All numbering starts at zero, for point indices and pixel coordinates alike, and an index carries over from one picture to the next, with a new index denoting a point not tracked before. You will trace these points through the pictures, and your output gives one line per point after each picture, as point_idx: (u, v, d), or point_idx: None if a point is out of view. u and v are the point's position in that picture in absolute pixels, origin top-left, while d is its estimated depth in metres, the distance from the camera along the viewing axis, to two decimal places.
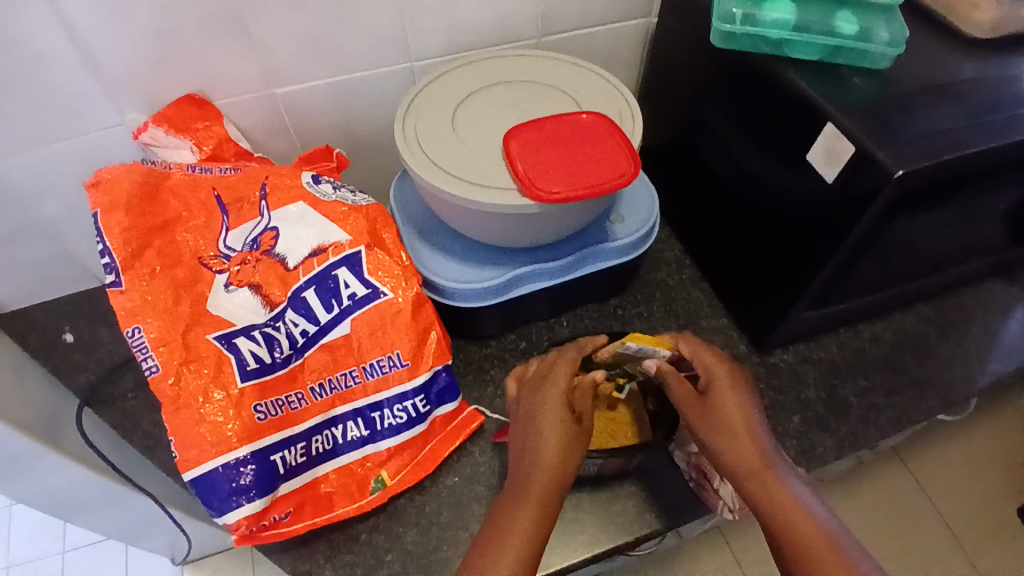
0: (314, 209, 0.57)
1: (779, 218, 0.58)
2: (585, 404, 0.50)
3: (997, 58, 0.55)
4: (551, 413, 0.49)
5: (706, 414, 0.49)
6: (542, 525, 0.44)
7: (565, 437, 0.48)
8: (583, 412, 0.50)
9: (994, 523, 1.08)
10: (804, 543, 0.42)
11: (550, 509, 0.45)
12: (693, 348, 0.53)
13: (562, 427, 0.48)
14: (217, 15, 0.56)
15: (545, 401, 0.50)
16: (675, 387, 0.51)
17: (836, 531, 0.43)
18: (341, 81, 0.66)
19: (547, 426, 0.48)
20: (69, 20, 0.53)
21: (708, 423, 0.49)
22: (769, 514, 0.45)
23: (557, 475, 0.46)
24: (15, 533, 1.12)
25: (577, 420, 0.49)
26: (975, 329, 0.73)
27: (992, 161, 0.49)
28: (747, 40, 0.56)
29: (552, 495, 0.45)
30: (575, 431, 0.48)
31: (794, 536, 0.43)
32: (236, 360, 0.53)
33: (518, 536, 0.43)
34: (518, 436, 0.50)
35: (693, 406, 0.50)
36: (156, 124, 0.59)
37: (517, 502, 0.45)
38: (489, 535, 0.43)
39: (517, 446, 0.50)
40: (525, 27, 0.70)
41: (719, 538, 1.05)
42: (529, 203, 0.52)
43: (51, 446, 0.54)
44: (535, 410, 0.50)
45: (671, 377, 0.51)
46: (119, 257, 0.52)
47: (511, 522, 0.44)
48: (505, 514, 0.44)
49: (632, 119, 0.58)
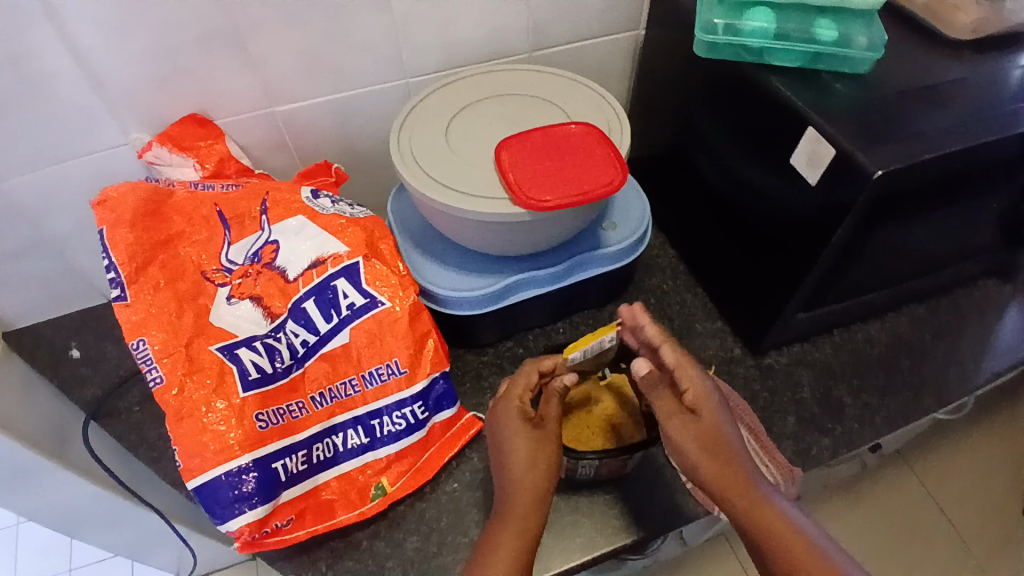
0: (313, 222, 0.59)
1: (767, 222, 0.59)
2: (549, 409, 0.52)
3: (978, 60, 0.56)
4: (518, 429, 0.50)
5: (693, 429, 0.48)
6: (525, 542, 0.45)
7: (535, 451, 0.49)
8: (546, 417, 0.51)
9: (1003, 527, 1.07)
10: (791, 559, 0.44)
11: (533, 525, 0.46)
12: (676, 359, 0.52)
13: (530, 440, 0.49)
14: (218, 37, 0.59)
15: (512, 418, 0.51)
16: (662, 402, 0.50)
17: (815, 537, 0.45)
18: (339, 98, 0.68)
19: (518, 443, 0.49)
20: (76, 44, 0.55)
21: (694, 438, 0.48)
22: (750, 524, 0.46)
23: (534, 490, 0.47)
24: (24, 551, 1.13)
25: (538, 426, 0.51)
26: (971, 328, 0.73)
27: (973, 160, 0.50)
28: (729, 50, 0.58)
29: (533, 510, 0.46)
30: (545, 442, 0.50)
31: (781, 550, 0.44)
32: (238, 369, 0.55)
33: (506, 555, 0.44)
34: (494, 455, 0.51)
35: (679, 421, 0.49)
36: (160, 144, 0.61)
37: (501, 524, 0.46)
38: (475, 555, 0.45)
39: (494, 464, 0.51)
40: (517, 41, 0.72)
41: (723, 545, 1.05)
42: (521, 211, 0.54)
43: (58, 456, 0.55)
44: (504, 428, 0.51)
45: (659, 391, 0.51)
46: (124, 271, 0.54)
47: (498, 542, 0.45)
48: (489, 535, 0.46)
49: (620, 129, 0.60)
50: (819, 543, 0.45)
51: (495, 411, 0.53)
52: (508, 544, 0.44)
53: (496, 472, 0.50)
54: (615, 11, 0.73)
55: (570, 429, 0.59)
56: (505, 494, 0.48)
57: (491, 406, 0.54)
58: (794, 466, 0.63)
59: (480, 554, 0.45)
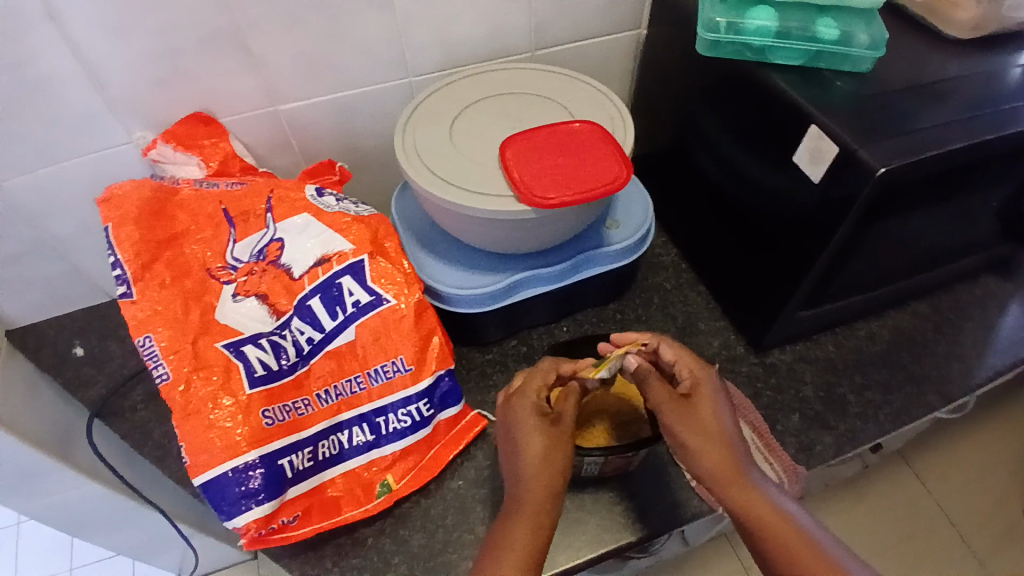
0: (318, 220, 0.59)
1: (770, 220, 0.59)
2: (565, 405, 0.52)
3: (977, 58, 0.57)
4: (533, 425, 0.50)
5: (687, 413, 0.49)
6: (539, 537, 0.44)
7: (549, 449, 0.49)
8: (562, 412, 0.51)
9: (1005, 525, 1.07)
10: (782, 543, 0.42)
11: (546, 521, 0.45)
12: (676, 354, 0.54)
13: (546, 438, 0.49)
14: (222, 36, 0.59)
15: (527, 415, 0.51)
16: (655, 389, 0.51)
17: (816, 533, 0.42)
18: (343, 97, 0.69)
19: (532, 439, 0.49)
20: (80, 44, 0.55)
21: (687, 421, 0.48)
22: (748, 518, 0.44)
23: (548, 486, 0.47)
24: (25, 553, 1.13)
25: (554, 422, 0.51)
26: (972, 324, 0.74)
27: (974, 156, 0.50)
28: (730, 48, 0.59)
29: (547, 506, 0.46)
30: (560, 440, 0.49)
31: (773, 534, 0.42)
32: (244, 366, 0.55)
33: (518, 552, 0.43)
34: (505, 451, 0.51)
35: (673, 405, 0.49)
36: (164, 141, 0.61)
37: (513, 520, 0.45)
38: (488, 550, 0.44)
39: (506, 462, 0.50)
40: (519, 41, 0.72)
41: (725, 544, 1.06)
42: (525, 209, 0.54)
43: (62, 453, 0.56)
44: (517, 423, 0.51)
45: (651, 379, 0.51)
46: (129, 269, 0.55)
47: (509, 536, 0.44)
48: (501, 531, 0.45)
49: (623, 127, 0.60)
50: (810, 529, 0.43)
51: (509, 407, 0.53)
52: (522, 540, 0.43)
53: (508, 469, 0.49)
54: (616, 11, 0.73)
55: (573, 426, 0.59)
56: (516, 489, 0.47)
57: (504, 402, 0.54)
58: (798, 463, 0.63)
59: (494, 549, 0.44)
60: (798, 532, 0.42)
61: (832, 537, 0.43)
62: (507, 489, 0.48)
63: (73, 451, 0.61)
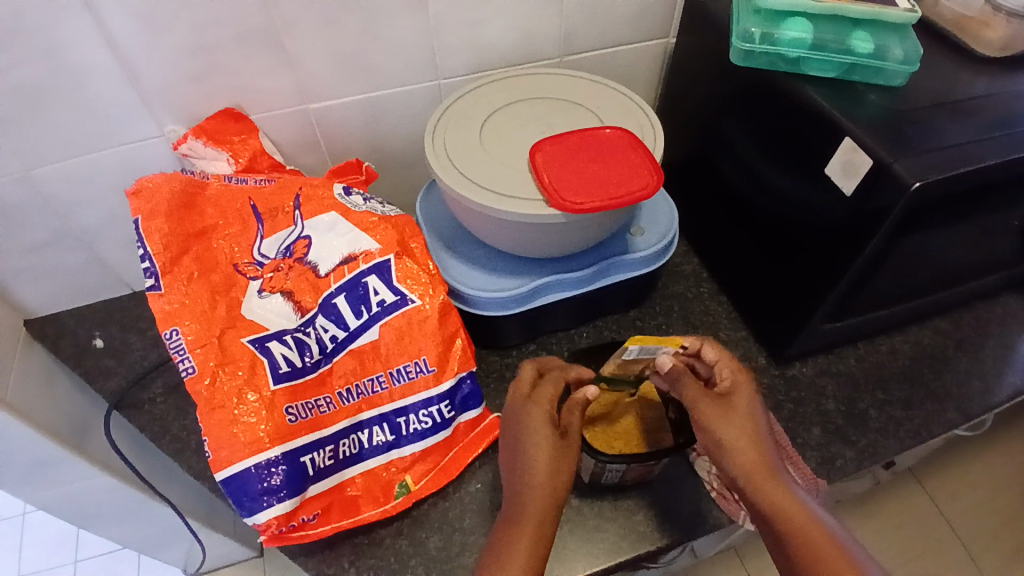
0: (345, 219, 0.59)
1: (796, 235, 0.59)
2: (571, 418, 0.51)
3: (1009, 75, 0.56)
4: (544, 438, 0.48)
5: (722, 411, 0.49)
6: (541, 544, 0.44)
7: (558, 460, 0.47)
8: (570, 425, 0.50)
9: (1015, 544, 1.06)
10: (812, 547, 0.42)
11: (548, 530, 0.44)
12: (718, 354, 0.53)
13: (555, 450, 0.48)
14: (255, 33, 0.59)
15: (539, 423, 0.49)
16: (689, 386, 0.51)
17: (844, 539, 0.43)
18: (373, 97, 0.69)
19: (542, 451, 0.47)
20: (115, 35, 0.55)
21: (723, 419, 0.48)
22: (776, 518, 0.44)
23: (552, 498, 0.46)
24: (29, 543, 1.13)
25: (563, 435, 0.49)
26: (993, 343, 0.74)
27: (1007, 173, 0.50)
28: (764, 59, 0.59)
29: (550, 518, 0.45)
30: (567, 453, 0.48)
31: (800, 535, 0.43)
32: (269, 362, 0.55)
33: (520, 559, 0.42)
34: (508, 457, 0.50)
35: (708, 402, 0.49)
36: (195, 137, 0.61)
37: (515, 528, 0.44)
38: (489, 558, 0.43)
39: (509, 470, 0.49)
40: (547, 47, 0.72)
41: (734, 559, 1.05)
42: (555, 213, 0.54)
43: (70, 446, 0.56)
44: (528, 429, 0.49)
45: (686, 378, 0.52)
46: (158, 262, 0.55)
47: (510, 544, 0.43)
48: (503, 539, 0.44)
49: (653, 134, 0.60)
50: (836, 531, 0.43)
51: (520, 414, 0.51)
52: (522, 550, 0.42)
53: (511, 477, 0.48)
54: (645, 19, 0.74)
55: (597, 430, 0.58)
56: (520, 497, 0.46)
57: (514, 405, 0.52)
58: (819, 476, 0.63)
59: (494, 557, 0.43)
60: (824, 534, 0.43)
61: (855, 538, 0.43)
62: (508, 495, 0.48)
63: (90, 442, 0.61)
